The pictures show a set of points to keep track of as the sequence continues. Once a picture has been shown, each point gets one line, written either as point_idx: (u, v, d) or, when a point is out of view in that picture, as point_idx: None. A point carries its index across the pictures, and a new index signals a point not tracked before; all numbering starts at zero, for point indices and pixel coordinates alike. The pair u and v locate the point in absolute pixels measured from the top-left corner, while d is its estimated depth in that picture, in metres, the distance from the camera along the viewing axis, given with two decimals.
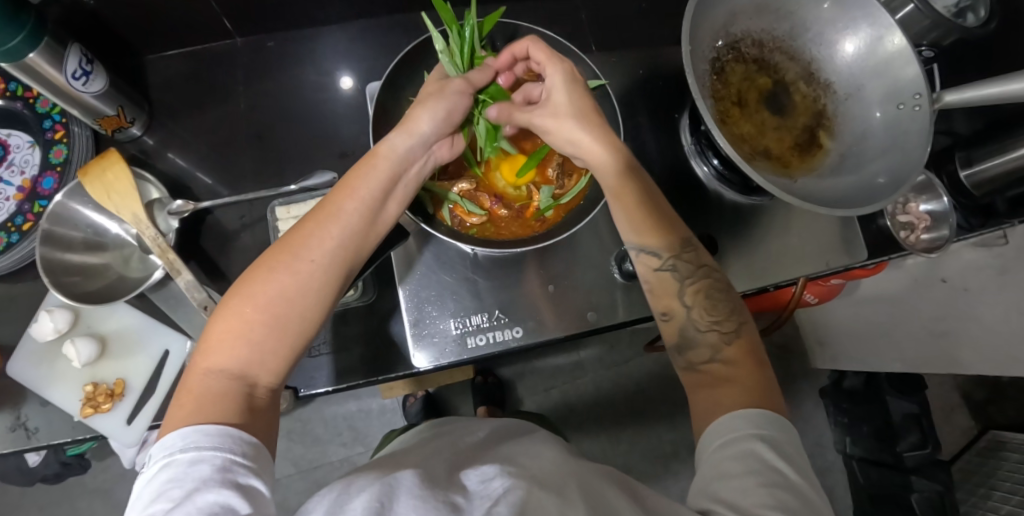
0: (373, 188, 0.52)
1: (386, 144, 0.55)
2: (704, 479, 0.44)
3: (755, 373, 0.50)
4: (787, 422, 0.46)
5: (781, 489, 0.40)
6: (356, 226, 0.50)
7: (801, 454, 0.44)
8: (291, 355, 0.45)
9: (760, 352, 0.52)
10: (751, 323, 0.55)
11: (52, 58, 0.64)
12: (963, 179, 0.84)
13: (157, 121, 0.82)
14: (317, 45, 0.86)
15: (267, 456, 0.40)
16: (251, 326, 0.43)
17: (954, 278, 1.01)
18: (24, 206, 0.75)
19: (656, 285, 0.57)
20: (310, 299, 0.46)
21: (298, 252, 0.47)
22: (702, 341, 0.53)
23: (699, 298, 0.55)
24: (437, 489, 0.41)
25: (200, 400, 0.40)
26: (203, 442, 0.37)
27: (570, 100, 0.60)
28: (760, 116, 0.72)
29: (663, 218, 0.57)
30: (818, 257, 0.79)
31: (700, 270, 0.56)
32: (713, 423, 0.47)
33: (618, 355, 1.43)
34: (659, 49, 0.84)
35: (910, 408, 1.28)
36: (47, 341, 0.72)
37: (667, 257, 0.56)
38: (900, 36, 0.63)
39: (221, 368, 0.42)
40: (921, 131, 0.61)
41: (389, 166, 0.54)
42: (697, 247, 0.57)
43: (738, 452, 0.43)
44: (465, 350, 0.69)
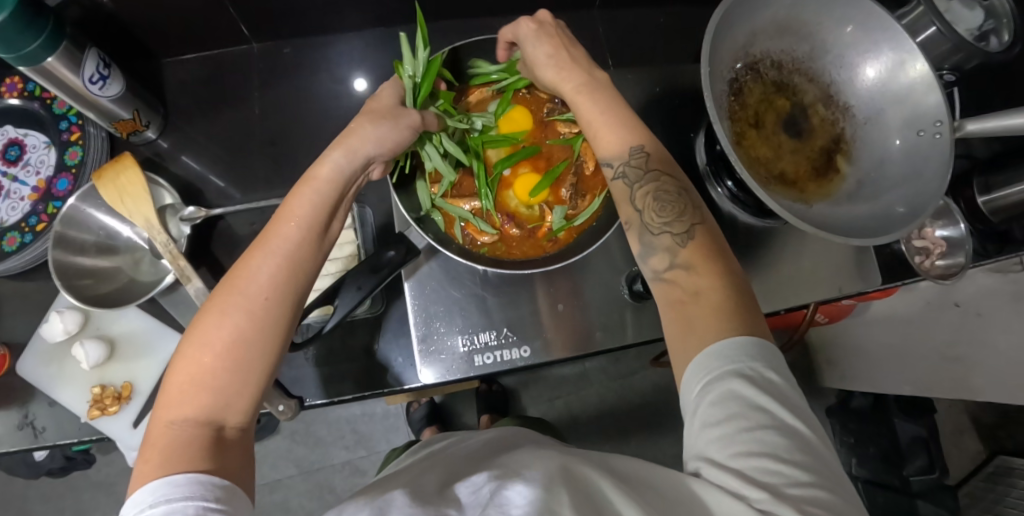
0: (313, 212, 0.51)
1: (323, 166, 0.52)
2: (693, 431, 0.43)
3: (713, 273, 0.49)
4: (769, 341, 0.45)
5: (764, 427, 0.40)
6: (301, 254, 0.49)
7: (785, 374, 0.43)
8: (257, 392, 0.46)
9: (721, 249, 0.51)
10: (709, 221, 0.53)
11: (70, 62, 0.65)
12: (981, 205, 0.83)
13: (172, 124, 0.82)
14: (332, 52, 0.86)
15: (241, 491, 0.41)
16: (211, 372, 0.43)
17: (967, 303, 1.00)
18: (38, 206, 0.75)
19: (614, 196, 0.56)
20: (265, 333, 0.46)
21: (245, 291, 0.46)
22: (659, 246, 0.52)
23: (650, 201, 0.54)
24: (428, 506, 0.40)
25: (167, 451, 0.40)
26: (172, 493, 0.37)
27: (545, 44, 0.60)
28: (777, 139, 0.71)
29: (616, 124, 0.57)
30: (831, 282, 0.78)
31: (649, 173, 0.55)
32: (687, 365, 0.45)
33: (623, 367, 1.42)
34: (676, 66, 0.83)
35: (919, 431, 1.24)
36: (57, 342, 0.73)
37: (618, 165, 0.56)
38: (922, 62, 0.63)
39: (183, 417, 0.42)
40: (941, 161, 0.61)
41: (329, 189, 0.52)
42: (649, 151, 0.55)
43: (717, 398, 0.41)
44: (471, 367, 0.68)
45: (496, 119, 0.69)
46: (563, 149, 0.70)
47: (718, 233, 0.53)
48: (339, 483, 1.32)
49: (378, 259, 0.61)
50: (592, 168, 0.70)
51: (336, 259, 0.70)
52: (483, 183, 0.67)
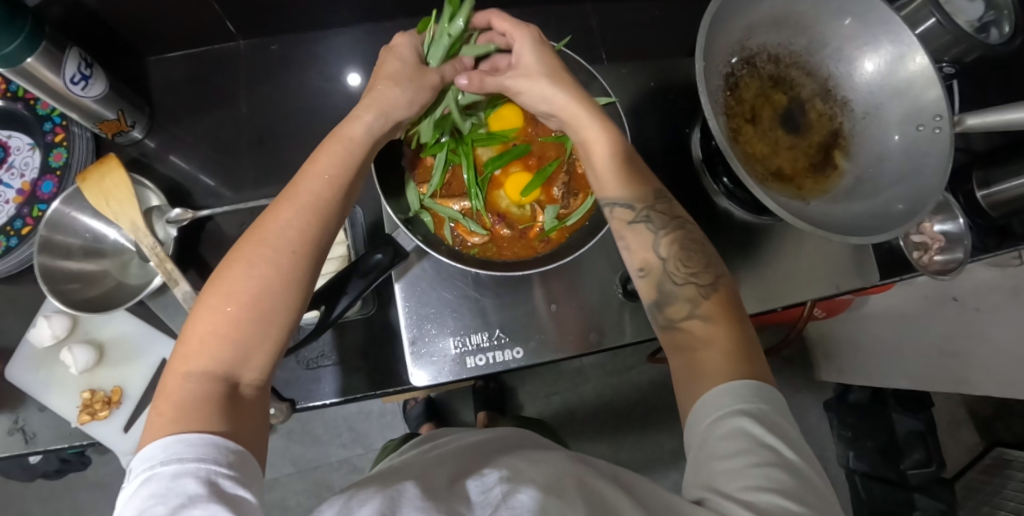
0: (343, 172, 0.51)
1: (355, 126, 0.53)
2: (698, 466, 0.42)
3: (733, 328, 0.48)
4: (774, 389, 0.44)
5: (770, 466, 0.38)
6: (331, 211, 0.49)
7: (793, 423, 0.43)
8: (276, 348, 0.45)
9: (738, 308, 0.50)
10: (728, 274, 0.53)
11: (50, 62, 0.63)
12: (980, 198, 0.82)
13: (158, 124, 0.81)
14: (321, 48, 0.84)
15: (251, 460, 0.38)
16: (233, 324, 0.42)
17: (965, 297, 0.99)
18: (23, 209, 0.74)
19: (631, 239, 0.55)
20: (290, 287, 0.45)
21: (271, 242, 0.45)
22: (680, 294, 0.51)
23: (674, 249, 0.53)
24: (439, 500, 0.40)
25: (182, 404, 0.38)
26: (185, 453, 0.35)
27: (536, 59, 0.59)
28: (773, 135, 0.69)
29: (632, 170, 0.57)
30: (828, 278, 0.77)
31: (673, 222, 0.55)
32: (700, 399, 0.44)
33: (620, 362, 1.41)
34: (670, 60, 0.82)
35: (916, 425, 1.24)
36: (46, 347, 0.72)
37: (640, 208, 0.55)
38: (922, 55, 0.61)
39: (200, 370, 0.40)
40: (941, 155, 0.59)
41: (356, 147, 0.53)
42: (670, 199, 0.56)
43: (728, 431, 0.41)
44: (463, 369, 0.68)
45: (487, 118, 0.69)
46: (556, 146, 0.69)
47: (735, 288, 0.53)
48: (337, 481, 1.31)
49: (366, 262, 0.60)
50: (585, 166, 0.68)
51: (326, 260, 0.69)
52: (472, 183, 0.66)
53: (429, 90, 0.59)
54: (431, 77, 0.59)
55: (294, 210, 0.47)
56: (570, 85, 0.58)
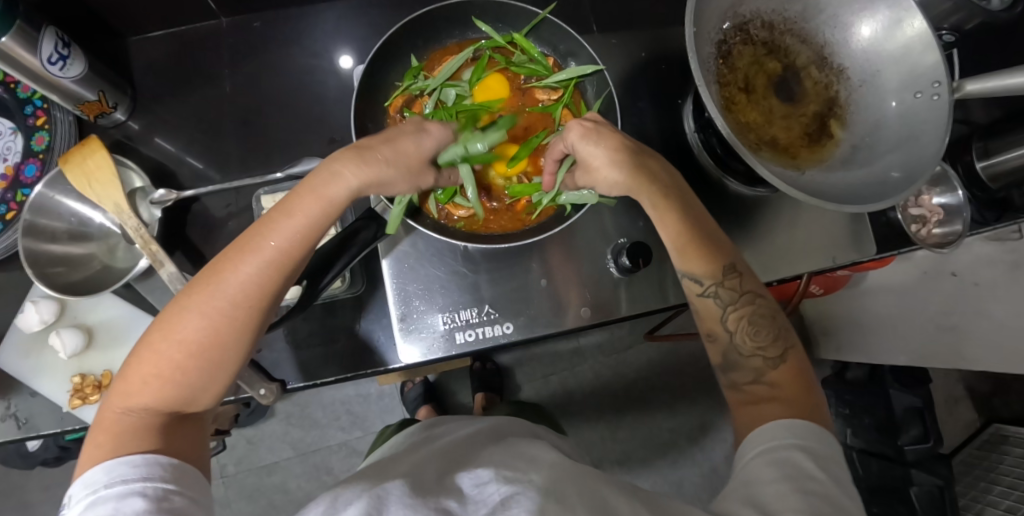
0: (310, 229, 0.47)
1: (333, 182, 0.47)
2: (737, 483, 0.44)
3: (804, 397, 0.49)
4: (831, 437, 0.46)
5: (819, 496, 0.40)
6: (292, 266, 0.46)
7: (840, 466, 0.44)
8: (221, 388, 0.45)
9: (809, 376, 0.51)
10: (796, 345, 0.53)
11: (26, 42, 0.62)
12: (980, 170, 0.81)
13: (142, 105, 0.79)
14: (305, 24, 0.82)
15: (194, 472, 0.41)
16: (178, 371, 0.42)
17: (964, 272, 0.99)
18: (7, 195, 0.73)
19: (699, 310, 0.56)
20: (235, 339, 0.43)
21: (215, 295, 0.43)
22: (746, 363, 0.52)
23: (743, 324, 0.53)
24: (427, 496, 0.39)
25: (119, 437, 0.40)
26: (129, 474, 0.38)
27: (604, 150, 0.55)
28: (767, 104, 0.68)
29: (706, 243, 0.55)
30: (822, 252, 0.76)
31: (744, 296, 0.54)
32: (756, 430, 0.47)
33: (617, 342, 1.41)
34: (663, 29, 0.79)
35: (913, 401, 1.22)
36: (35, 332, 0.72)
37: (709, 284, 0.54)
38: (920, 20, 0.59)
39: (144, 406, 0.41)
40: (939, 122, 0.57)
41: (325, 204, 0.47)
42: (741, 272, 0.55)
43: (776, 460, 0.43)
44: (453, 345, 0.67)
45: (471, 88, 0.67)
46: (542, 116, 0.68)
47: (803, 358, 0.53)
48: (337, 464, 1.32)
49: (351, 234, 0.59)
50: None
51: None
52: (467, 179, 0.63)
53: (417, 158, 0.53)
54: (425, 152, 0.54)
55: (252, 265, 0.44)
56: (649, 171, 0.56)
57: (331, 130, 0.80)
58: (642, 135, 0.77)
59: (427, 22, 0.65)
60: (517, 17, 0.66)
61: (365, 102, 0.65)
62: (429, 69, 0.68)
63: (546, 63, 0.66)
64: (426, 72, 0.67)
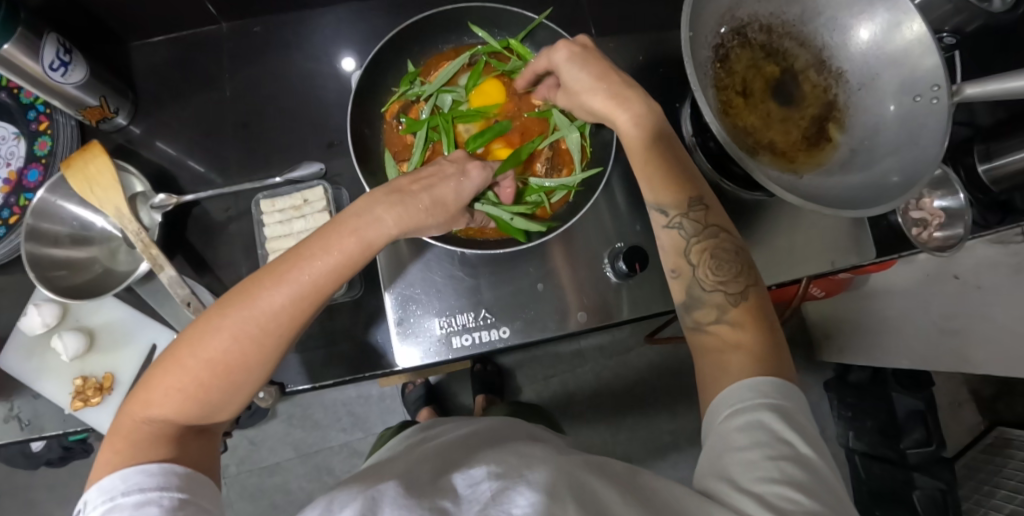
0: (349, 266, 0.47)
1: (376, 219, 0.48)
2: (710, 453, 0.43)
3: (763, 336, 0.49)
4: (798, 390, 0.45)
5: (790, 461, 0.39)
6: (327, 296, 0.46)
7: (810, 420, 0.44)
8: (241, 403, 0.45)
9: (768, 314, 0.51)
10: (760, 284, 0.53)
11: (27, 48, 0.62)
12: (982, 174, 0.80)
13: (143, 110, 0.80)
14: (305, 29, 0.83)
15: (207, 482, 0.40)
16: (202, 388, 0.42)
17: (966, 275, 0.98)
18: (10, 199, 0.74)
19: (665, 243, 0.56)
20: (264, 361, 0.44)
21: (251, 317, 0.42)
22: (708, 300, 0.52)
23: (706, 257, 0.53)
24: (422, 497, 0.39)
25: (137, 446, 0.40)
26: (145, 483, 0.37)
27: (589, 74, 0.57)
28: (765, 108, 0.68)
29: (675, 176, 0.55)
30: (822, 255, 0.76)
31: (708, 230, 0.54)
32: (721, 392, 0.46)
33: (618, 344, 1.41)
34: (663, 33, 0.79)
35: (915, 404, 1.20)
36: (37, 335, 0.72)
37: (675, 215, 0.55)
38: (919, 23, 0.58)
39: (163, 418, 0.41)
40: (938, 126, 0.57)
41: (363, 237, 0.48)
42: (708, 206, 0.55)
43: (746, 424, 0.42)
44: (449, 349, 0.67)
45: (467, 93, 0.68)
46: (539, 121, 0.69)
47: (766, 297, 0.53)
48: (338, 465, 1.33)
49: None
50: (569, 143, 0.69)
51: None
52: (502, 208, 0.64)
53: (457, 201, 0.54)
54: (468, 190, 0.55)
55: (286, 293, 0.43)
56: (623, 92, 0.56)
57: (331, 134, 0.80)
58: None
59: (424, 28, 0.65)
60: (514, 22, 0.66)
61: (363, 107, 0.65)
62: (426, 74, 0.68)
63: None
64: (423, 77, 0.68)
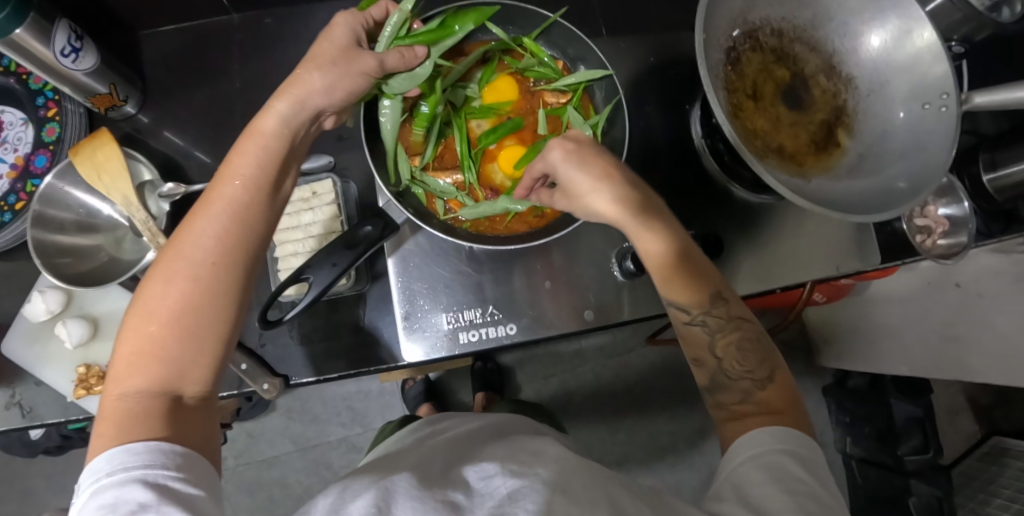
0: (258, 170, 0.47)
1: (268, 118, 0.49)
2: (726, 484, 0.44)
3: (791, 414, 0.48)
4: (816, 444, 0.45)
5: (808, 499, 0.39)
6: (250, 209, 0.46)
7: (826, 468, 0.44)
8: (215, 361, 0.43)
9: (794, 393, 0.50)
10: (783, 366, 0.52)
11: (38, 34, 0.62)
12: (985, 182, 0.81)
13: (152, 99, 0.80)
14: (315, 21, 0.83)
15: (205, 466, 0.39)
16: (160, 344, 0.41)
17: (968, 283, 0.99)
18: (16, 185, 0.74)
19: (686, 338, 0.55)
20: (213, 295, 0.43)
21: (183, 256, 0.43)
22: (734, 385, 0.51)
23: (731, 349, 0.52)
24: (434, 488, 0.40)
25: (121, 421, 0.38)
26: (130, 462, 0.36)
27: (591, 172, 0.56)
28: (775, 111, 0.68)
29: (690, 273, 0.54)
30: (828, 260, 0.76)
31: (731, 322, 0.53)
32: (741, 436, 0.46)
33: (619, 345, 1.41)
34: (673, 34, 0.80)
35: (915, 411, 1.22)
36: (41, 321, 0.72)
37: (697, 312, 0.53)
38: (930, 30, 0.59)
39: (135, 389, 0.39)
40: (946, 133, 0.57)
41: (274, 142, 0.49)
42: (727, 299, 0.54)
43: (765, 463, 0.42)
44: (456, 345, 0.67)
45: (480, 89, 0.68)
46: (552, 119, 0.69)
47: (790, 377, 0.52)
48: (336, 460, 1.33)
49: (355, 234, 0.59)
50: None
51: (310, 237, 0.68)
52: (466, 154, 0.66)
53: (358, 75, 0.52)
54: (363, 58, 0.52)
55: (212, 221, 0.44)
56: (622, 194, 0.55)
57: None
58: (649, 139, 0.77)
59: None
60: (529, 19, 0.66)
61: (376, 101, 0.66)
62: None
63: (556, 66, 0.67)
64: None
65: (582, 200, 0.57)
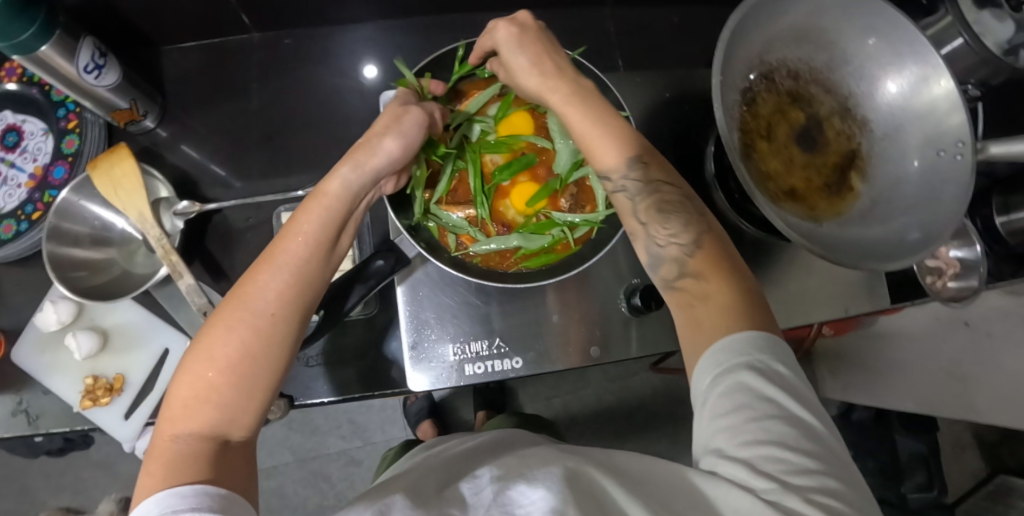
0: (321, 230, 0.49)
1: (332, 181, 0.51)
2: (702, 427, 0.43)
3: (725, 281, 0.48)
4: (778, 338, 0.45)
5: (771, 417, 0.39)
6: (310, 268, 0.47)
7: (792, 366, 0.43)
8: (264, 406, 0.44)
9: (727, 255, 0.50)
10: (713, 227, 0.52)
11: (63, 50, 0.63)
12: (998, 225, 0.80)
13: (171, 114, 0.81)
14: (335, 43, 0.84)
15: (244, 502, 0.38)
16: (217, 389, 0.41)
17: (977, 322, 0.99)
18: (34, 195, 0.75)
19: (617, 207, 0.56)
20: (272, 346, 0.44)
21: (246, 307, 0.44)
22: (666, 255, 0.51)
23: (653, 214, 0.53)
24: (429, 508, 0.39)
25: (172, 464, 0.38)
26: (178, 505, 0.35)
27: (528, 54, 0.57)
28: (788, 152, 0.68)
29: (617, 137, 0.55)
30: (837, 303, 0.76)
31: (652, 185, 0.54)
32: (699, 360, 0.45)
33: (623, 369, 1.40)
34: (688, 70, 0.80)
35: (918, 447, 1.24)
36: (51, 331, 0.73)
37: (616, 178, 0.54)
38: (947, 79, 0.59)
39: (187, 431, 0.40)
40: (960, 183, 0.57)
41: (340, 205, 0.50)
42: (648, 161, 0.54)
43: (726, 389, 0.41)
44: (461, 376, 0.67)
45: (495, 123, 0.69)
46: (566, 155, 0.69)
47: (724, 238, 0.52)
48: (334, 472, 1.33)
49: (366, 267, 0.60)
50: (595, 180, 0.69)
51: None
52: (478, 190, 0.66)
53: (415, 128, 0.55)
54: (409, 116, 0.55)
55: (275, 276, 0.46)
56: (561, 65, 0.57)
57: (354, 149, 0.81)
58: None
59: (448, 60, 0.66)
60: None
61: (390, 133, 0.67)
62: (456, 104, 0.69)
63: None
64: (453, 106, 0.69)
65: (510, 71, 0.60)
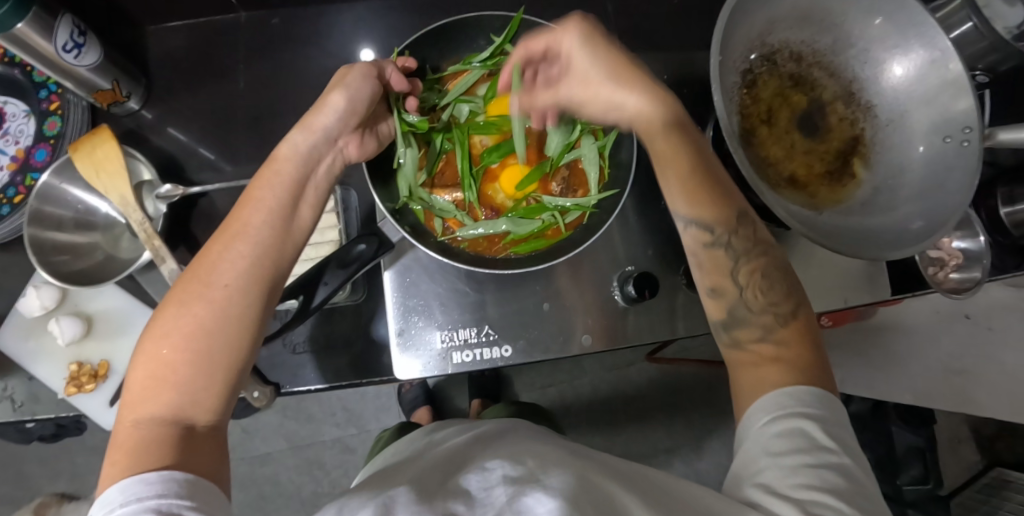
0: (276, 199, 0.48)
1: (283, 145, 0.51)
2: (748, 464, 0.42)
3: (807, 353, 0.46)
4: (838, 401, 0.44)
5: (829, 468, 0.39)
6: (266, 237, 0.46)
7: (851, 432, 0.43)
8: (228, 385, 0.42)
9: (814, 334, 0.49)
10: (806, 303, 0.51)
11: (41, 28, 0.61)
12: (1002, 216, 0.79)
13: (156, 96, 0.79)
14: (324, 24, 0.82)
15: (213, 489, 0.36)
16: (173, 367, 0.40)
17: (979, 316, 0.99)
18: (16, 178, 0.73)
19: (702, 262, 0.52)
20: (230, 319, 0.42)
21: (202, 282, 0.43)
22: (754, 320, 0.49)
23: (754, 279, 0.50)
24: (435, 501, 0.37)
25: (132, 450, 0.36)
26: (142, 492, 0.34)
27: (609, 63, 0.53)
28: (790, 138, 0.66)
29: (714, 191, 0.52)
30: (834, 293, 0.74)
31: (755, 248, 0.51)
32: (758, 399, 0.44)
33: (619, 358, 1.39)
34: (686, 53, 0.78)
35: (917, 441, 1.22)
36: (35, 317, 0.72)
37: (722, 232, 0.51)
38: (956, 63, 0.57)
39: (150, 415, 0.38)
40: (967, 171, 0.55)
41: (292, 170, 0.50)
42: (753, 224, 0.52)
43: (785, 430, 0.41)
44: (449, 364, 0.66)
45: (485, 103, 0.66)
46: None
47: (809, 313, 0.51)
48: (329, 460, 1.32)
49: (348, 251, 0.58)
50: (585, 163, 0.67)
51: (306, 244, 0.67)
52: (466, 173, 0.65)
53: (370, 93, 0.56)
54: (369, 78, 0.56)
55: (232, 250, 0.45)
56: (655, 93, 0.53)
57: None
58: None
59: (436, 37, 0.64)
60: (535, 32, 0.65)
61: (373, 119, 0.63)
62: (445, 83, 0.67)
63: None
64: (440, 85, 0.67)
65: (576, 89, 0.56)
